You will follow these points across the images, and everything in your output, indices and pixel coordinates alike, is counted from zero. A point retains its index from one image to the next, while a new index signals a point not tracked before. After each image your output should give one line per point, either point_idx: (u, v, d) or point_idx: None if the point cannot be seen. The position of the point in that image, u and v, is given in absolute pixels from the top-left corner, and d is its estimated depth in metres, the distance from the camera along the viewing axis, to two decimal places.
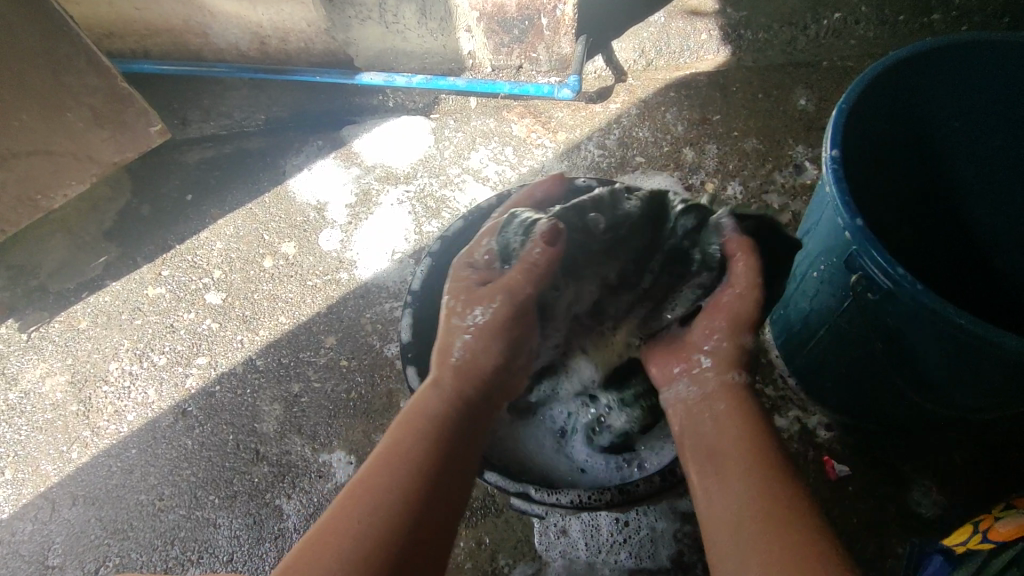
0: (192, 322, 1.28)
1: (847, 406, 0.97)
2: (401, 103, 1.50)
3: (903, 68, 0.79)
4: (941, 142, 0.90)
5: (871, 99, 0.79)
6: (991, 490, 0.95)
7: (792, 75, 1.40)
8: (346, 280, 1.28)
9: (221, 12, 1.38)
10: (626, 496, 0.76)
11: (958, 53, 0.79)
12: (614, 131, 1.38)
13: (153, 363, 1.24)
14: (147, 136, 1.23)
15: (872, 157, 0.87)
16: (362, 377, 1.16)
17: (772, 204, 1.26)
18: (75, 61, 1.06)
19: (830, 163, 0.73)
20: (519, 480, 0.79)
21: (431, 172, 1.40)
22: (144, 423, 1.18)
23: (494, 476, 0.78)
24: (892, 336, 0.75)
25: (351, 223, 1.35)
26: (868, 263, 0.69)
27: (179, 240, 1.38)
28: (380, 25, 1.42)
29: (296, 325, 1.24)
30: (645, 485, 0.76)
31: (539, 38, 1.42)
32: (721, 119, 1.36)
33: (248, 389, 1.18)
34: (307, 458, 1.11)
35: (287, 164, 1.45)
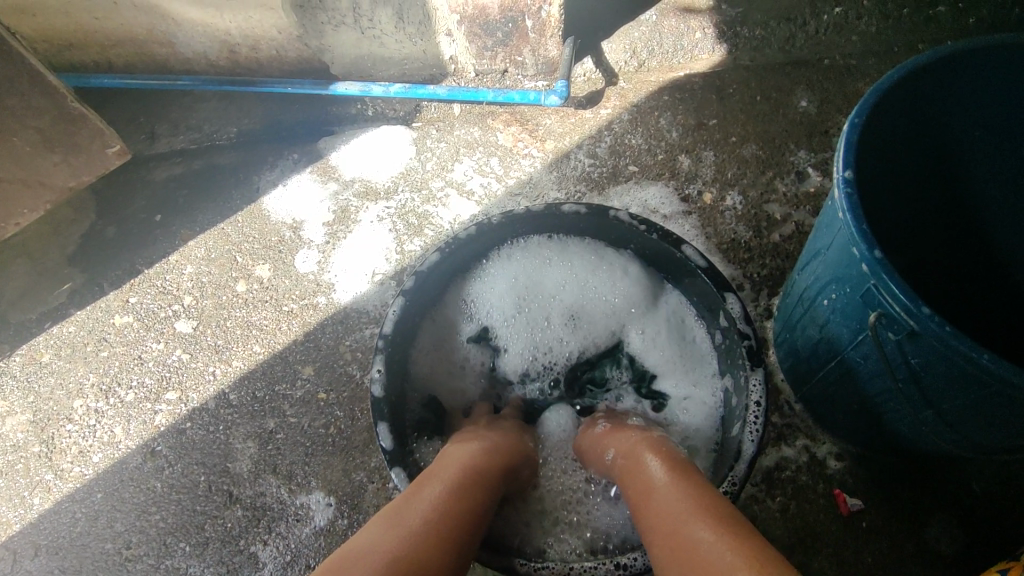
0: (161, 353, 1.20)
1: (858, 437, 0.90)
2: (380, 112, 1.43)
3: (920, 76, 0.71)
4: (960, 153, 0.82)
5: (885, 111, 0.71)
6: (1014, 524, 0.89)
7: (791, 75, 1.33)
8: (323, 305, 1.21)
9: (186, 21, 1.31)
10: (621, 571, 0.68)
11: (981, 58, 0.71)
12: (605, 138, 1.31)
13: (120, 399, 1.17)
14: (104, 158, 1.14)
15: (884, 172, 0.79)
16: (342, 411, 1.09)
17: (774, 214, 1.19)
18: (18, 82, 0.98)
19: (842, 186, 0.66)
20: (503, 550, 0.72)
21: (412, 186, 1.32)
22: (111, 464, 1.11)
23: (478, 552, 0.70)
24: (912, 374, 0.68)
25: (329, 243, 1.28)
26: (886, 298, 0.62)
27: (148, 264, 1.30)
28: (355, 31, 1.34)
29: (271, 355, 1.17)
30: (643, 558, 0.69)
31: (524, 41, 1.34)
32: (717, 124, 1.29)
33: (221, 426, 1.11)
34: (283, 501, 1.04)
35: (260, 180, 1.38)
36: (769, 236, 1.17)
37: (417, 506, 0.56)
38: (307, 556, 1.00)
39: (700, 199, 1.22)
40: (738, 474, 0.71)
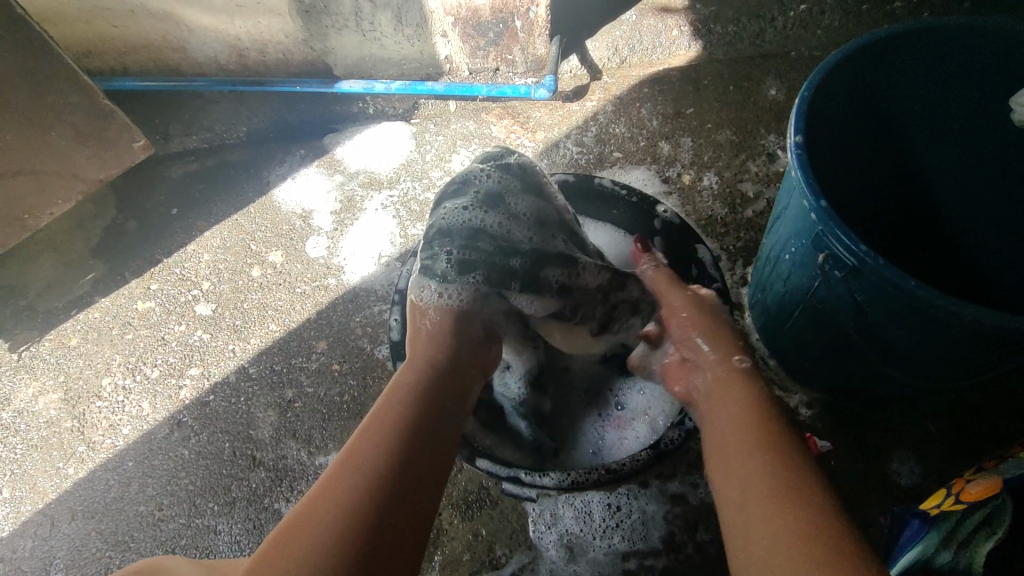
0: (183, 333, 1.29)
1: (823, 383, 1.00)
2: (381, 109, 1.53)
3: (859, 57, 0.82)
4: (902, 127, 0.94)
5: (830, 87, 0.83)
6: (964, 457, 0.99)
7: (761, 67, 1.44)
8: (334, 286, 1.30)
9: (199, 27, 1.41)
10: (612, 475, 0.79)
11: (910, 41, 0.83)
12: (591, 128, 1.41)
13: (146, 377, 1.25)
14: (130, 151, 1.25)
15: (835, 143, 0.90)
16: (355, 380, 1.18)
17: (747, 192, 1.29)
18: (58, 81, 1.07)
19: (794, 149, 0.77)
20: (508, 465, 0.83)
21: (413, 176, 1.42)
22: (141, 435, 1.19)
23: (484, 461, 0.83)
24: (860, 311, 0.78)
25: (337, 230, 1.37)
26: (832, 242, 0.73)
27: (167, 254, 1.39)
28: (357, 34, 1.44)
29: (286, 332, 1.26)
30: (631, 463, 0.80)
31: (514, 41, 1.45)
32: (694, 112, 1.40)
33: (242, 397, 1.20)
34: (303, 462, 1.12)
35: (270, 174, 1.47)
36: (743, 212, 1.28)
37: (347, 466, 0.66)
38: None
39: (679, 180, 1.32)
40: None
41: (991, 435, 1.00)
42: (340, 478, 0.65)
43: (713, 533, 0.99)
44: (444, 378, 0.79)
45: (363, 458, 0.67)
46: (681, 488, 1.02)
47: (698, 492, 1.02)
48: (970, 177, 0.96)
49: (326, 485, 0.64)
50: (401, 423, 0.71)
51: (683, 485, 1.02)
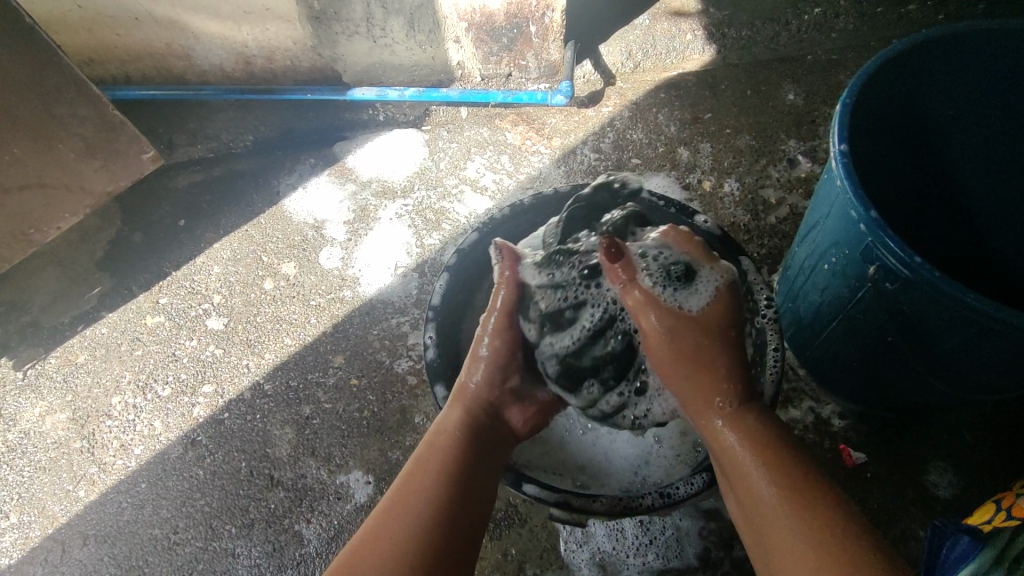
0: (194, 349, 1.25)
1: (859, 394, 0.98)
2: (391, 116, 1.50)
3: (903, 59, 0.80)
4: (938, 133, 0.92)
5: (872, 92, 0.81)
6: (1003, 467, 0.97)
7: (778, 71, 1.42)
8: (350, 298, 1.27)
9: (205, 35, 1.38)
10: (666, 500, 0.77)
11: (949, 46, 0.81)
12: (608, 134, 1.39)
13: (157, 395, 1.21)
14: (139, 163, 1.21)
15: (873, 150, 0.88)
16: (374, 395, 1.15)
17: (769, 198, 1.28)
18: (66, 91, 1.04)
19: (839, 157, 0.75)
20: (556, 489, 0.80)
21: (427, 185, 1.39)
22: (153, 455, 1.16)
23: (530, 486, 0.80)
24: (907, 321, 0.77)
25: (350, 240, 1.34)
26: (883, 253, 0.71)
27: (176, 267, 1.36)
28: (368, 40, 1.41)
29: (302, 346, 1.23)
30: (684, 488, 0.78)
31: (528, 46, 1.43)
32: (712, 117, 1.38)
33: (258, 414, 1.16)
34: (324, 481, 1.09)
35: (280, 184, 1.44)
36: (766, 219, 1.26)
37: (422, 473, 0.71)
38: (350, 531, 1.05)
39: (700, 186, 1.30)
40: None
41: None
42: (409, 488, 0.69)
43: None
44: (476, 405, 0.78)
45: (427, 474, 0.71)
46: (715, 503, 0.99)
47: None
48: (1007, 185, 0.94)
49: (396, 496, 0.69)
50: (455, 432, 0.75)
51: (717, 500, 1.00)
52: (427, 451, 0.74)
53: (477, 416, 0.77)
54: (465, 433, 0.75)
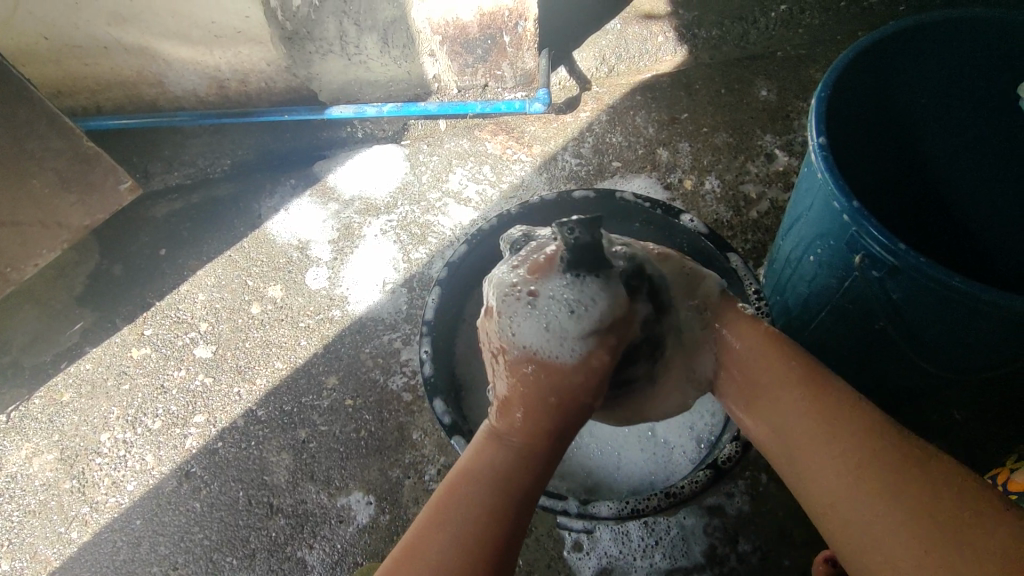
0: (183, 380, 1.23)
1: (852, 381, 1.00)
2: (370, 132, 1.51)
3: (871, 53, 0.82)
4: (911, 122, 0.94)
5: (847, 84, 0.82)
6: (995, 445, 0.99)
7: (750, 68, 1.45)
8: (339, 317, 1.26)
9: (176, 60, 1.39)
10: (672, 500, 0.77)
11: (915, 36, 0.83)
12: (587, 138, 1.40)
13: (147, 429, 1.19)
14: (117, 194, 1.20)
15: (850, 142, 0.89)
16: (370, 415, 1.14)
17: (750, 193, 1.29)
18: (37, 125, 1.03)
19: (818, 150, 0.76)
20: (563, 496, 0.80)
21: (410, 200, 1.39)
22: (147, 490, 1.13)
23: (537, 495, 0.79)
24: (895, 307, 0.78)
25: (336, 259, 1.33)
26: (868, 241, 0.72)
27: (159, 296, 1.34)
28: (342, 58, 1.42)
29: (293, 369, 1.21)
30: (690, 485, 0.77)
31: (502, 56, 1.45)
32: (689, 117, 1.39)
33: (252, 442, 1.15)
34: (324, 505, 1.08)
35: (261, 207, 1.43)
36: (748, 214, 1.27)
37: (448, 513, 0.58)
38: (354, 553, 1.04)
39: (681, 186, 1.31)
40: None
41: (1018, 420, 1.00)
42: (433, 530, 0.57)
43: (755, 543, 0.97)
44: (530, 460, 0.63)
45: (453, 522, 0.57)
46: (718, 500, 1.00)
47: (735, 503, 0.99)
48: (979, 167, 0.96)
49: (420, 529, 0.58)
50: (501, 475, 0.61)
51: (719, 497, 1.00)
52: (465, 472, 0.62)
53: (528, 466, 0.63)
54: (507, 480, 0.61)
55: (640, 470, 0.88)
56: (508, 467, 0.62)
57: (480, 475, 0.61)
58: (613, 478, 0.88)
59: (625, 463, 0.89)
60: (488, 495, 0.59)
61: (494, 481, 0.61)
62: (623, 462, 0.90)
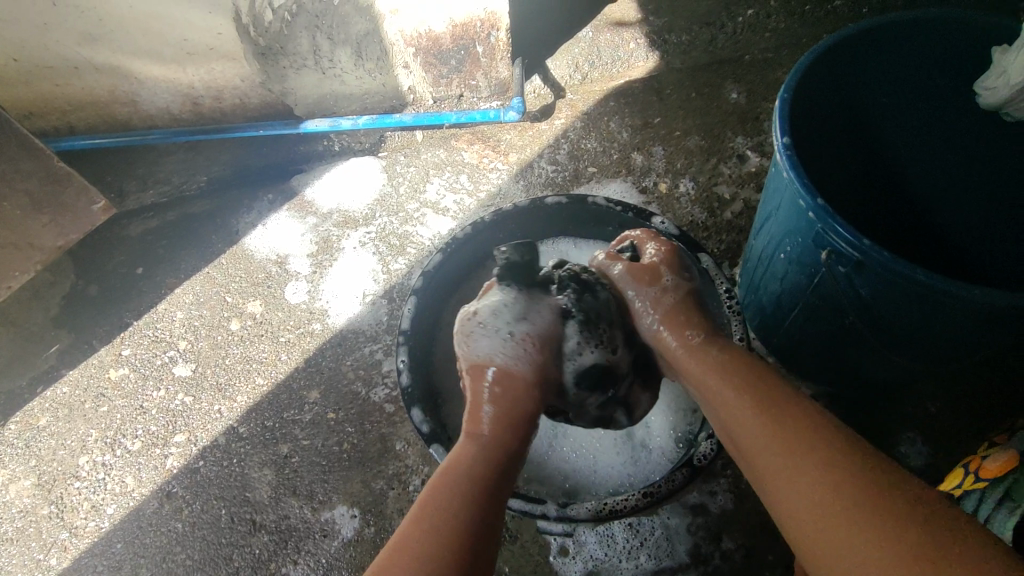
0: (162, 399, 1.22)
1: (828, 376, 1.01)
2: (347, 145, 1.51)
3: (831, 54, 0.84)
4: (874, 120, 0.96)
5: (810, 84, 0.84)
6: (970, 434, 1.01)
7: (719, 72, 1.48)
8: (319, 331, 1.25)
9: (149, 78, 1.38)
10: (649, 499, 0.78)
11: (874, 36, 0.85)
12: (562, 145, 1.41)
13: (127, 450, 1.18)
14: (90, 214, 1.19)
15: (816, 141, 0.91)
16: (353, 427, 1.14)
17: (723, 195, 1.31)
18: (7, 147, 1.02)
19: (783, 150, 0.77)
20: (541, 499, 0.81)
21: (389, 211, 1.39)
22: (128, 512, 1.12)
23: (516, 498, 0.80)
24: (863, 302, 0.79)
25: (316, 272, 1.33)
26: (833, 238, 0.74)
27: (136, 316, 1.33)
28: (317, 72, 1.43)
29: (275, 385, 1.20)
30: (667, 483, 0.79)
31: (476, 66, 1.46)
32: (662, 121, 1.41)
33: (234, 459, 1.14)
34: (308, 520, 1.07)
35: (239, 223, 1.43)
36: (722, 215, 1.29)
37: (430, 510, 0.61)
38: (339, 567, 1.03)
39: (656, 189, 1.33)
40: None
41: (990, 409, 1.02)
42: (414, 523, 0.60)
43: (738, 541, 0.98)
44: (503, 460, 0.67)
45: (434, 516, 0.60)
46: (700, 499, 1.00)
47: (717, 501, 1.00)
48: (942, 162, 0.98)
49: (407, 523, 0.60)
50: (478, 476, 0.65)
51: (701, 495, 1.01)
52: (446, 474, 0.65)
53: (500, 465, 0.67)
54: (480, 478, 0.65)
55: (617, 472, 0.88)
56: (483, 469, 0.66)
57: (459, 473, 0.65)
58: (591, 481, 0.89)
59: (602, 465, 0.89)
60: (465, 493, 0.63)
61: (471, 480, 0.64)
62: (601, 464, 0.90)
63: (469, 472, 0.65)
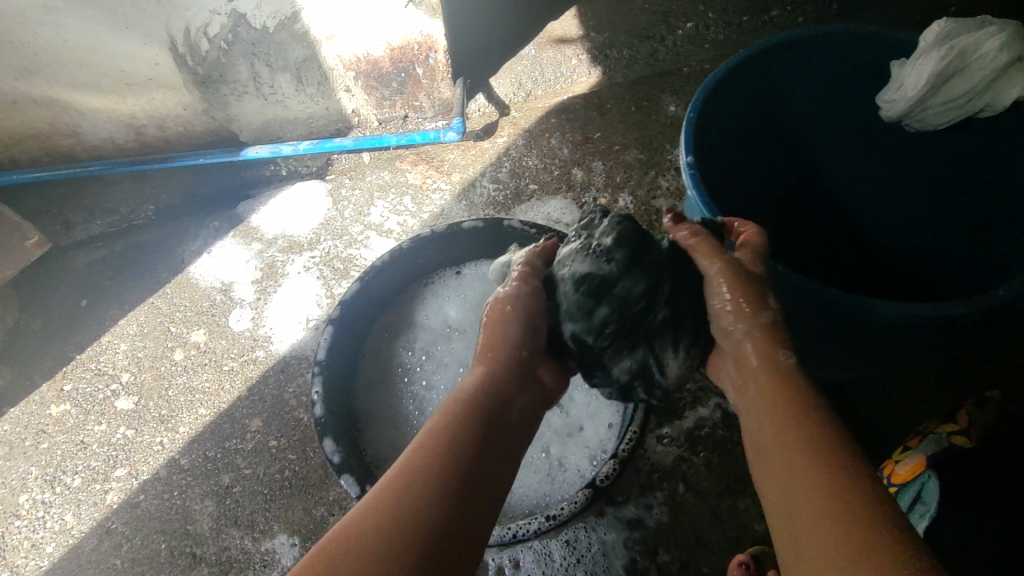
0: (104, 434, 1.21)
1: (759, 387, 1.02)
2: (294, 169, 1.51)
3: (738, 72, 0.87)
4: (787, 134, 0.99)
5: (717, 102, 0.86)
6: None
7: (658, 86, 1.50)
8: (263, 358, 1.25)
9: (89, 109, 1.38)
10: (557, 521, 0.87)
11: (776, 53, 0.88)
12: (505, 163, 1.43)
13: (67, 487, 1.16)
14: None
15: (731, 158, 0.93)
16: (294, 454, 1.13)
17: (662, 208, 1.32)
18: None
19: (688, 169, 0.79)
20: None
21: (333, 234, 1.39)
22: (67, 550, 1.11)
23: None
24: None
25: (260, 299, 1.33)
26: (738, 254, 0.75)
27: (79, 349, 1.32)
28: (259, 98, 1.43)
29: (217, 415, 1.20)
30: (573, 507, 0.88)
31: (418, 88, 1.47)
32: (602, 136, 1.43)
33: (175, 491, 1.13)
34: (249, 551, 1.06)
35: (185, 251, 1.43)
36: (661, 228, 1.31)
37: (432, 438, 0.62)
38: None
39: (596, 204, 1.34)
40: (633, 433, 0.93)
41: None
42: (418, 447, 0.61)
43: (675, 553, 0.98)
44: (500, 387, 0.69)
45: (433, 444, 0.61)
46: (637, 512, 1.01)
47: (653, 513, 1.01)
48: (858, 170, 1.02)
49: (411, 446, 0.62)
50: (473, 407, 0.66)
51: (638, 509, 1.01)
52: (452, 404, 0.66)
53: (496, 393, 0.68)
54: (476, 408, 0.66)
55: (532, 495, 0.96)
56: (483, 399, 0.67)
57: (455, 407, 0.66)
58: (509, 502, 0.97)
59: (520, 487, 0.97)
60: (464, 424, 0.64)
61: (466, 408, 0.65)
62: (519, 487, 0.97)
63: (455, 429, 0.63)
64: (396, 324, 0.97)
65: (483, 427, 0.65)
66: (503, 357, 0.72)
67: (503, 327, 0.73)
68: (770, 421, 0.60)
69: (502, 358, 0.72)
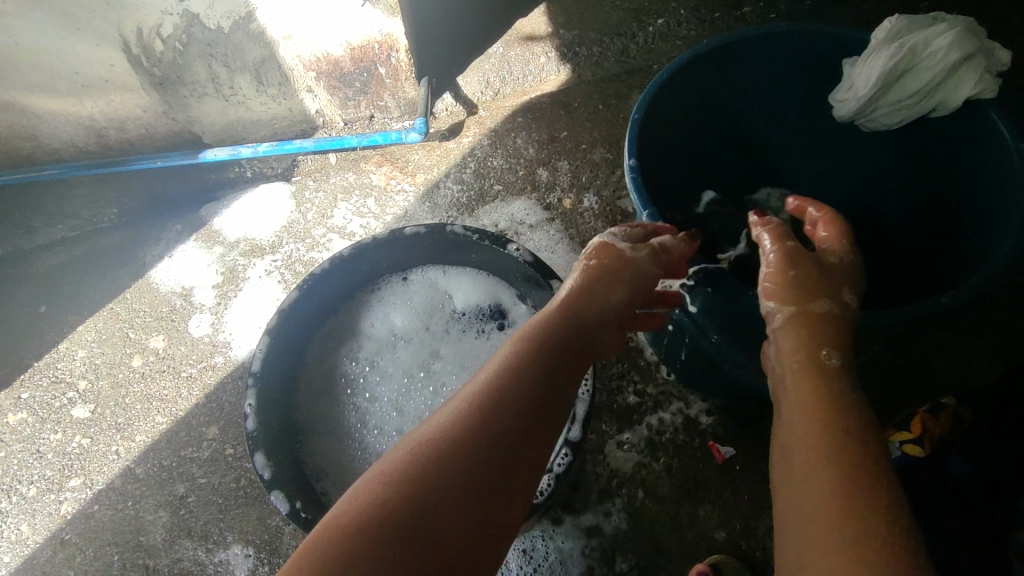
0: (59, 443, 1.19)
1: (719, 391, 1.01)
2: (259, 171, 1.49)
3: (688, 71, 0.85)
4: (741, 128, 0.98)
5: (666, 101, 0.84)
6: None
7: (627, 83, 1.48)
8: (221, 364, 1.23)
9: (45, 111, 1.35)
10: None
11: (727, 52, 0.86)
12: (469, 164, 1.40)
13: (21, 497, 1.15)
14: None
15: (683, 156, 0.93)
16: (251, 463, 1.12)
17: (627, 208, 1.30)
18: None
19: (631, 172, 0.77)
20: None
21: (295, 237, 1.37)
22: (20, 562, 1.09)
23: None
24: (723, 321, 0.80)
25: (220, 303, 1.31)
26: None
27: (36, 357, 1.30)
28: (220, 99, 1.41)
29: (174, 423, 1.18)
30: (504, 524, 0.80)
31: (382, 87, 1.45)
32: (569, 135, 1.41)
33: (130, 501, 1.11)
34: (202, 562, 1.05)
35: (146, 256, 1.40)
36: None
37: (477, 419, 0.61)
38: None
39: (561, 205, 1.32)
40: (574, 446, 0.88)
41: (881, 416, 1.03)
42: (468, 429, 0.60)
43: (632, 562, 0.97)
44: (550, 361, 0.67)
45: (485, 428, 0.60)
46: (595, 520, 0.99)
47: (612, 521, 0.99)
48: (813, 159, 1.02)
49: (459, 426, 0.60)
50: (523, 393, 0.64)
51: (597, 517, 1.00)
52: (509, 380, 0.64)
53: (545, 369, 0.66)
54: (526, 390, 0.64)
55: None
56: (537, 379, 0.65)
57: (505, 387, 0.64)
58: None
59: None
60: (517, 412, 0.62)
61: (524, 392, 0.64)
62: None
63: (501, 415, 0.61)
64: (346, 328, 0.99)
65: (532, 415, 0.63)
66: (564, 331, 0.70)
67: (566, 300, 0.72)
68: (804, 416, 0.60)
69: (565, 332, 0.70)
